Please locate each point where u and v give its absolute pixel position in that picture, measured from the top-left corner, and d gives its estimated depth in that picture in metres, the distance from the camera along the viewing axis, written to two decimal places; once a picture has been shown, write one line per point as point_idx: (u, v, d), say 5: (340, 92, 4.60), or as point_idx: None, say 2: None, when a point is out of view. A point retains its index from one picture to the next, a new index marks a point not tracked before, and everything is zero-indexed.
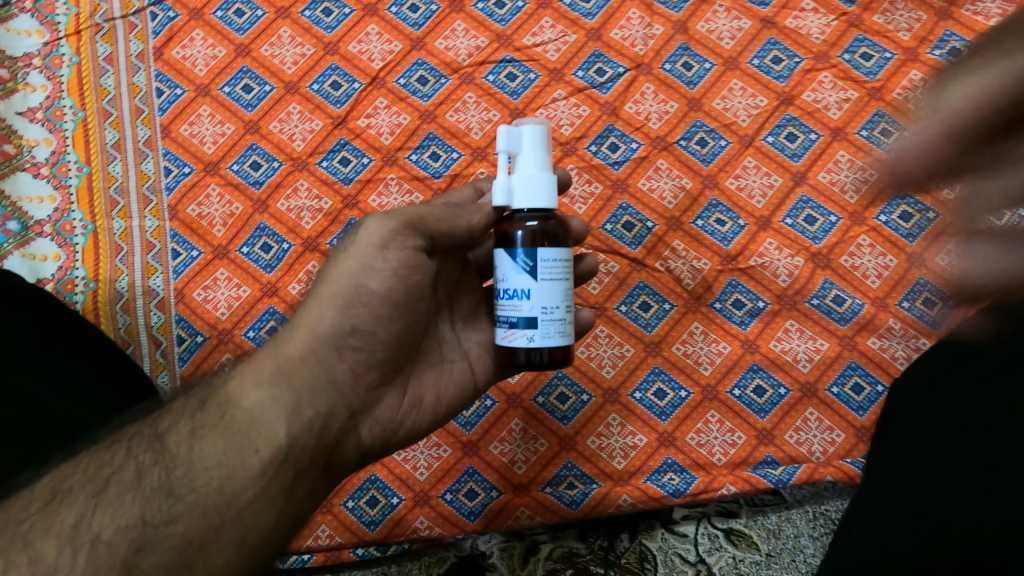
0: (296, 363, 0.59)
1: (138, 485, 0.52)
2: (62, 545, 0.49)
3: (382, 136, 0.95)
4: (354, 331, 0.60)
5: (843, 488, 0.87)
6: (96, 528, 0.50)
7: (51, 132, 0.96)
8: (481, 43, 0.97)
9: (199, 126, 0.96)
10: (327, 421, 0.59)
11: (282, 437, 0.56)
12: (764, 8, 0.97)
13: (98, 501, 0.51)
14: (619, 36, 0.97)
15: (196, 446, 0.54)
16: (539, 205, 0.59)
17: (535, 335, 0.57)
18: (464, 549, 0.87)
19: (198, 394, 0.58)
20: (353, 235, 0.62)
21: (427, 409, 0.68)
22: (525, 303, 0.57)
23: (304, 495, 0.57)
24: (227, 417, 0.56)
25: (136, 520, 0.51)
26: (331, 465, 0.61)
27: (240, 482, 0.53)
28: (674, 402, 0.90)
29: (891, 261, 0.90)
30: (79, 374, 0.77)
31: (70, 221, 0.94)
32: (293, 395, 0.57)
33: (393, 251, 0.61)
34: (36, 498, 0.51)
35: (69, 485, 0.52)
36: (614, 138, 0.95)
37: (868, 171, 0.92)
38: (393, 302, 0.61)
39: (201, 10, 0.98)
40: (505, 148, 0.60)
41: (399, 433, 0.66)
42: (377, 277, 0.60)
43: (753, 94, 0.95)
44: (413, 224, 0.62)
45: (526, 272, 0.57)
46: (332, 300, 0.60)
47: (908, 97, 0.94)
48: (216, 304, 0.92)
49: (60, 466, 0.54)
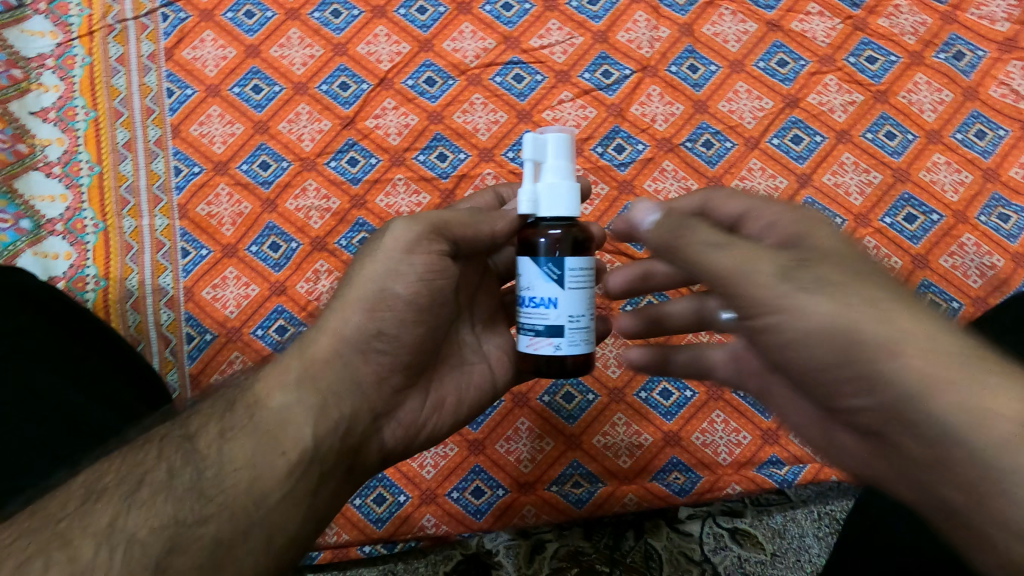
0: (320, 365, 0.58)
1: (171, 484, 0.49)
2: (100, 544, 0.45)
3: (390, 136, 0.96)
4: (380, 334, 0.61)
5: (846, 488, 0.88)
6: (131, 527, 0.46)
7: (63, 132, 0.97)
8: (488, 44, 0.98)
9: (209, 126, 0.97)
10: (350, 424, 0.58)
11: (309, 439, 0.54)
12: (769, 12, 0.97)
13: (133, 501, 0.48)
14: (625, 38, 0.98)
15: (227, 448, 0.52)
16: (564, 214, 0.60)
17: (561, 342, 0.58)
18: (470, 547, 0.87)
19: (226, 395, 0.57)
20: (378, 239, 0.63)
21: (447, 412, 0.69)
22: (552, 311, 0.57)
23: (330, 497, 0.56)
24: (256, 418, 0.54)
25: (170, 519, 0.47)
26: (354, 467, 0.60)
27: (269, 483, 0.51)
28: (679, 401, 0.90)
29: (896, 263, 0.90)
30: (91, 370, 0.78)
31: (81, 220, 0.95)
32: (318, 397, 0.57)
33: (418, 255, 0.61)
34: (74, 496, 0.49)
35: (104, 484, 0.49)
36: (621, 139, 0.95)
37: (872, 173, 0.93)
38: (418, 306, 0.62)
39: (211, 11, 0.99)
40: (532, 157, 0.59)
41: (421, 436, 0.67)
42: (402, 282, 0.61)
43: (759, 96, 0.96)
44: (438, 228, 0.62)
45: (553, 281, 0.57)
46: (358, 304, 0.61)
47: (912, 100, 0.94)
48: (224, 302, 0.93)
49: (91, 466, 0.52)
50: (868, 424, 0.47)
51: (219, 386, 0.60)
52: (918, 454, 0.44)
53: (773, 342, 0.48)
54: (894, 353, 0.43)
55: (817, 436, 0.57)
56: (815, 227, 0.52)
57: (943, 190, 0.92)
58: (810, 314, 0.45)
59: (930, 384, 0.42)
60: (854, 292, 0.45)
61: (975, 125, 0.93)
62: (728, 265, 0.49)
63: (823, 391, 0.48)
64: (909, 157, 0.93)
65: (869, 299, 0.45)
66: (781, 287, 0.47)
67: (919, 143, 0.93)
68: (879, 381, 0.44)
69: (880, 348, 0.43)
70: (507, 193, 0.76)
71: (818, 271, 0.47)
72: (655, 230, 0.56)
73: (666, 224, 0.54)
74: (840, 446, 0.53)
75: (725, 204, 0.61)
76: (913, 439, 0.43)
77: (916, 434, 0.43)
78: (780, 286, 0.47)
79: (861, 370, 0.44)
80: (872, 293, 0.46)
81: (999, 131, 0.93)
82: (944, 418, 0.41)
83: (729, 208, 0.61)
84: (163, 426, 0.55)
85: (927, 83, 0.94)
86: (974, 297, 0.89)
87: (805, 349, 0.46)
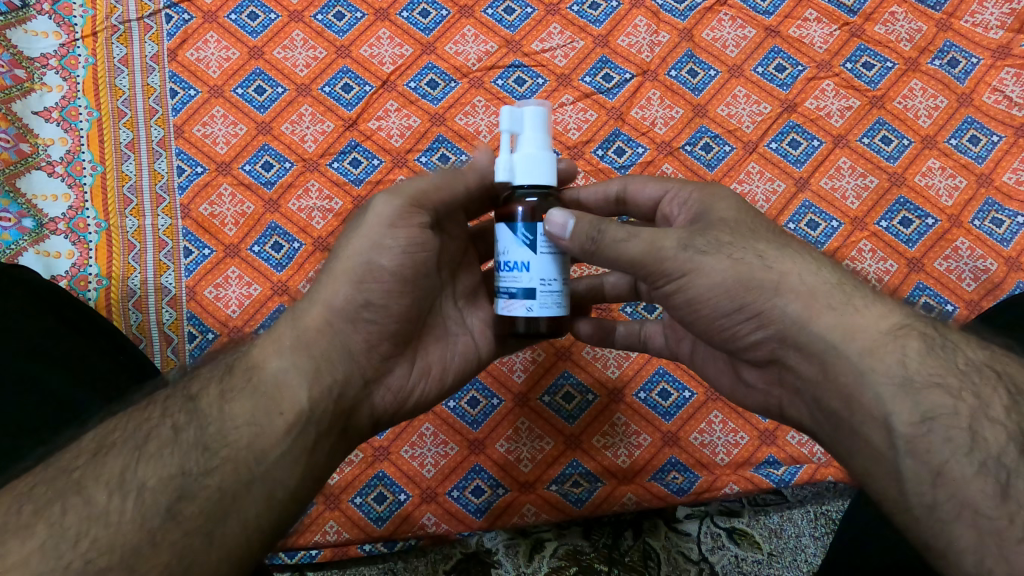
0: (312, 333, 0.60)
1: (176, 439, 0.51)
2: (113, 491, 0.47)
3: (392, 138, 0.97)
4: (367, 303, 0.61)
5: (842, 488, 0.89)
6: (141, 477, 0.48)
7: (66, 132, 0.97)
8: (490, 48, 0.99)
9: (212, 126, 0.97)
10: (343, 387, 0.60)
11: (304, 401, 0.56)
12: (767, 18, 0.99)
13: (141, 454, 0.50)
14: (626, 43, 0.99)
15: (228, 408, 0.54)
16: (544, 182, 0.60)
17: (533, 305, 0.58)
18: (470, 546, 0.88)
19: (225, 361, 0.59)
20: (362, 216, 0.64)
21: (434, 379, 0.69)
22: (525, 274, 0.58)
23: (326, 456, 0.57)
24: (254, 380, 0.56)
25: (178, 470, 0.49)
26: (348, 429, 0.60)
27: (269, 439, 0.53)
28: (678, 402, 0.91)
29: (891, 266, 0.91)
30: (88, 364, 0.76)
31: (84, 219, 0.95)
32: (312, 362, 0.58)
33: (402, 228, 0.62)
34: (85, 450, 0.50)
35: (113, 439, 0.51)
36: (621, 142, 0.96)
37: (869, 177, 0.94)
38: (404, 278, 0.62)
39: (215, 12, 1.00)
40: (508, 128, 0.60)
41: (409, 402, 0.67)
42: (387, 254, 0.62)
43: (757, 101, 0.97)
44: (418, 202, 0.64)
45: (526, 246, 0.58)
46: (344, 275, 0.61)
47: (908, 106, 0.96)
48: (227, 301, 0.93)
49: (97, 427, 0.54)
50: (766, 356, 0.58)
51: (222, 352, 0.62)
52: (808, 372, 0.55)
53: (682, 300, 0.58)
54: (778, 290, 0.55)
55: (726, 386, 0.69)
56: (716, 201, 0.63)
57: (938, 195, 0.93)
58: (710, 274, 0.56)
59: (811, 313, 0.54)
60: (743, 249, 0.56)
61: (969, 130, 0.95)
62: (640, 252, 0.57)
63: (727, 334, 0.59)
64: (904, 161, 0.94)
65: (758, 253, 0.56)
66: (682, 255, 0.57)
67: (915, 148, 0.95)
68: (770, 315, 0.55)
69: (768, 288, 0.55)
70: None
71: (713, 236, 0.57)
72: (573, 239, 0.58)
73: (581, 232, 0.57)
74: (749, 386, 0.65)
75: (642, 188, 0.71)
76: (803, 359, 0.55)
77: (803, 353, 0.55)
78: (682, 254, 0.57)
79: (752, 310, 0.56)
80: (761, 248, 0.57)
81: (992, 137, 0.94)
82: (826, 335, 0.53)
83: (645, 192, 0.71)
84: (165, 390, 0.56)
85: (923, 89, 0.96)
86: (968, 300, 0.90)
87: (709, 299, 0.57)
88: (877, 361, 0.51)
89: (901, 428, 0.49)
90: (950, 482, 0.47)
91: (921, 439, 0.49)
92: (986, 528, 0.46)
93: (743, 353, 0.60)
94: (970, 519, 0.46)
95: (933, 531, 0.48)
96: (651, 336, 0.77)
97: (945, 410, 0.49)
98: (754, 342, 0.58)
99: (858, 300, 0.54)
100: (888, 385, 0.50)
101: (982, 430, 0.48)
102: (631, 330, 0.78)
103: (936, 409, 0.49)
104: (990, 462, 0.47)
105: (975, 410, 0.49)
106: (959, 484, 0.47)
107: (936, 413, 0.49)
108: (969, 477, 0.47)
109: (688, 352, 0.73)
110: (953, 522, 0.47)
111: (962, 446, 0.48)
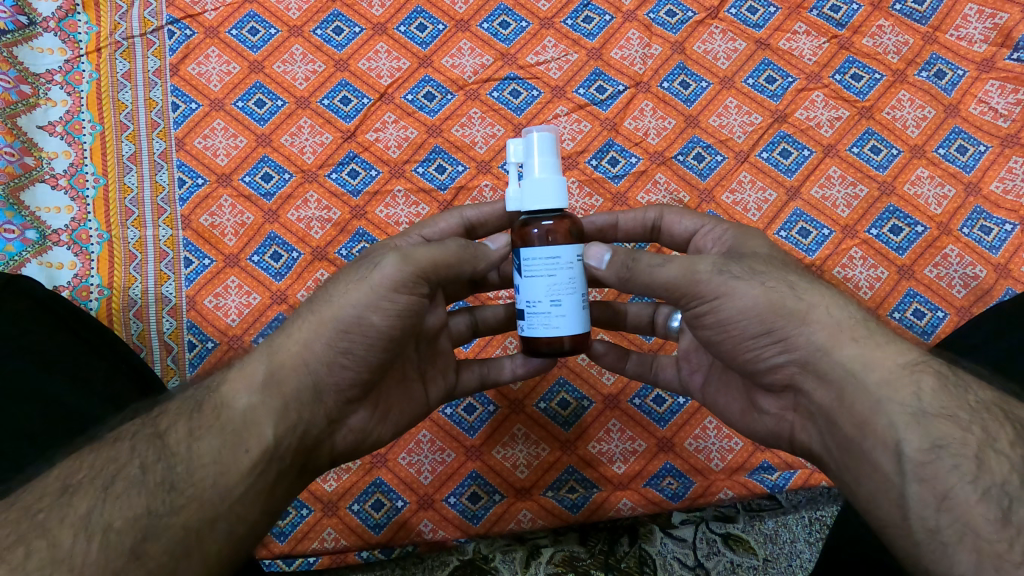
0: (284, 367, 0.59)
1: (144, 479, 0.51)
2: (78, 532, 0.47)
3: (390, 149, 0.99)
4: (346, 353, 0.61)
5: (836, 494, 0.90)
6: (108, 517, 0.48)
7: (69, 144, 0.99)
8: (485, 61, 1.01)
9: (213, 139, 0.99)
10: (309, 426, 0.60)
11: (270, 439, 0.56)
12: (757, 30, 1.01)
13: (107, 493, 0.50)
14: (619, 55, 1.01)
15: (195, 446, 0.54)
16: (555, 206, 0.62)
17: (524, 324, 0.62)
18: (467, 552, 0.89)
19: (195, 395, 0.58)
20: (366, 270, 0.61)
21: (391, 421, 0.70)
22: (518, 296, 0.63)
23: (287, 489, 0.58)
24: (222, 419, 0.56)
25: (143, 510, 0.49)
26: (308, 467, 0.62)
27: (233, 478, 0.53)
28: (673, 407, 0.92)
29: (882, 273, 0.93)
30: (91, 371, 0.77)
31: (86, 230, 0.97)
32: (281, 400, 0.58)
33: (405, 296, 0.61)
34: (49, 491, 0.50)
35: (79, 478, 0.50)
36: (614, 152, 0.98)
37: (858, 186, 0.96)
38: (389, 339, 0.61)
39: (217, 28, 1.02)
40: (515, 161, 0.63)
41: (368, 442, 0.68)
42: (380, 314, 0.60)
43: (747, 112, 0.99)
44: (425, 272, 0.61)
45: (518, 271, 0.63)
46: (329, 323, 0.60)
47: (896, 116, 0.98)
48: (226, 310, 0.94)
49: (64, 462, 0.53)
50: (783, 380, 0.61)
51: (197, 381, 0.61)
52: (822, 399, 0.57)
53: (712, 321, 0.60)
54: (806, 319, 0.57)
55: (737, 412, 0.70)
56: (749, 238, 0.68)
57: (927, 203, 0.95)
58: (743, 298, 0.58)
59: (834, 341, 0.56)
60: (776, 280, 0.59)
61: (957, 140, 0.96)
62: (677, 276, 0.59)
63: (750, 355, 0.61)
64: (893, 170, 0.96)
65: (789, 284, 0.59)
66: (717, 278, 0.59)
67: (903, 157, 0.96)
68: (795, 341, 0.58)
69: (796, 316, 0.57)
70: (471, 217, 0.76)
71: (747, 266, 0.60)
72: (608, 269, 0.62)
73: (617, 261, 0.61)
74: (760, 411, 0.66)
75: (677, 221, 0.75)
76: (821, 386, 0.57)
77: (821, 380, 0.57)
78: (716, 277, 0.59)
79: (779, 334, 0.58)
80: (792, 280, 0.60)
81: (980, 146, 0.96)
82: (846, 363, 0.55)
83: (680, 224, 0.75)
84: (132, 424, 0.56)
85: (910, 100, 0.98)
86: (959, 306, 0.91)
87: (739, 323, 0.59)
88: (893, 391, 0.52)
89: (910, 452, 0.50)
90: (953, 506, 0.48)
91: (929, 464, 0.49)
92: (986, 550, 0.46)
93: (761, 375, 0.62)
94: (970, 542, 0.47)
95: (934, 554, 0.48)
96: (661, 367, 0.79)
97: (954, 440, 0.50)
98: (775, 365, 0.60)
99: (880, 335, 0.56)
100: (902, 413, 0.51)
101: (989, 459, 0.48)
102: (643, 362, 0.80)
103: (945, 437, 0.50)
104: (994, 490, 0.47)
105: (983, 441, 0.49)
106: (962, 509, 0.48)
107: (945, 441, 0.50)
108: (972, 503, 0.47)
109: (699, 385, 0.74)
110: (954, 545, 0.47)
111: (968, 473, 0.48)
